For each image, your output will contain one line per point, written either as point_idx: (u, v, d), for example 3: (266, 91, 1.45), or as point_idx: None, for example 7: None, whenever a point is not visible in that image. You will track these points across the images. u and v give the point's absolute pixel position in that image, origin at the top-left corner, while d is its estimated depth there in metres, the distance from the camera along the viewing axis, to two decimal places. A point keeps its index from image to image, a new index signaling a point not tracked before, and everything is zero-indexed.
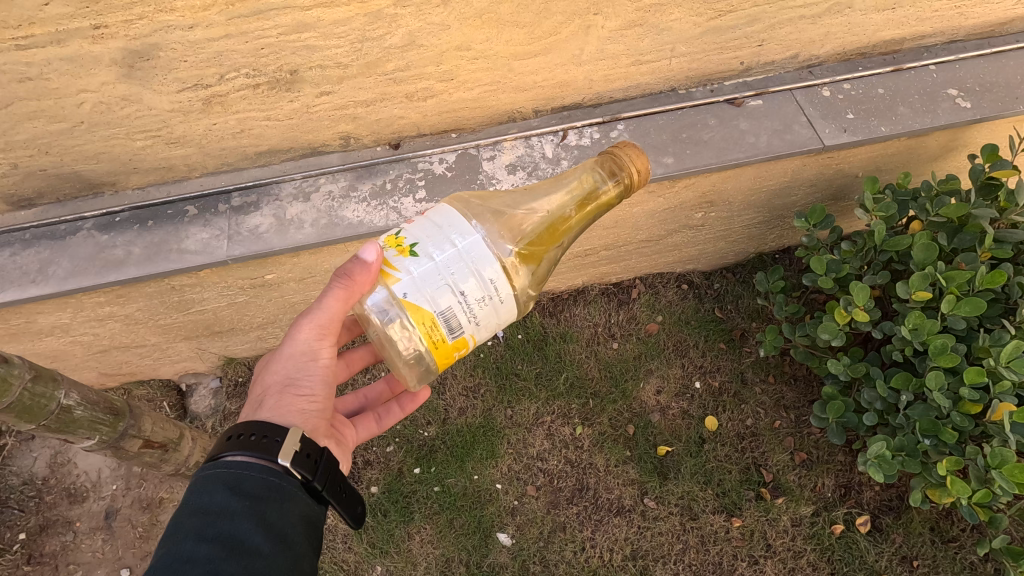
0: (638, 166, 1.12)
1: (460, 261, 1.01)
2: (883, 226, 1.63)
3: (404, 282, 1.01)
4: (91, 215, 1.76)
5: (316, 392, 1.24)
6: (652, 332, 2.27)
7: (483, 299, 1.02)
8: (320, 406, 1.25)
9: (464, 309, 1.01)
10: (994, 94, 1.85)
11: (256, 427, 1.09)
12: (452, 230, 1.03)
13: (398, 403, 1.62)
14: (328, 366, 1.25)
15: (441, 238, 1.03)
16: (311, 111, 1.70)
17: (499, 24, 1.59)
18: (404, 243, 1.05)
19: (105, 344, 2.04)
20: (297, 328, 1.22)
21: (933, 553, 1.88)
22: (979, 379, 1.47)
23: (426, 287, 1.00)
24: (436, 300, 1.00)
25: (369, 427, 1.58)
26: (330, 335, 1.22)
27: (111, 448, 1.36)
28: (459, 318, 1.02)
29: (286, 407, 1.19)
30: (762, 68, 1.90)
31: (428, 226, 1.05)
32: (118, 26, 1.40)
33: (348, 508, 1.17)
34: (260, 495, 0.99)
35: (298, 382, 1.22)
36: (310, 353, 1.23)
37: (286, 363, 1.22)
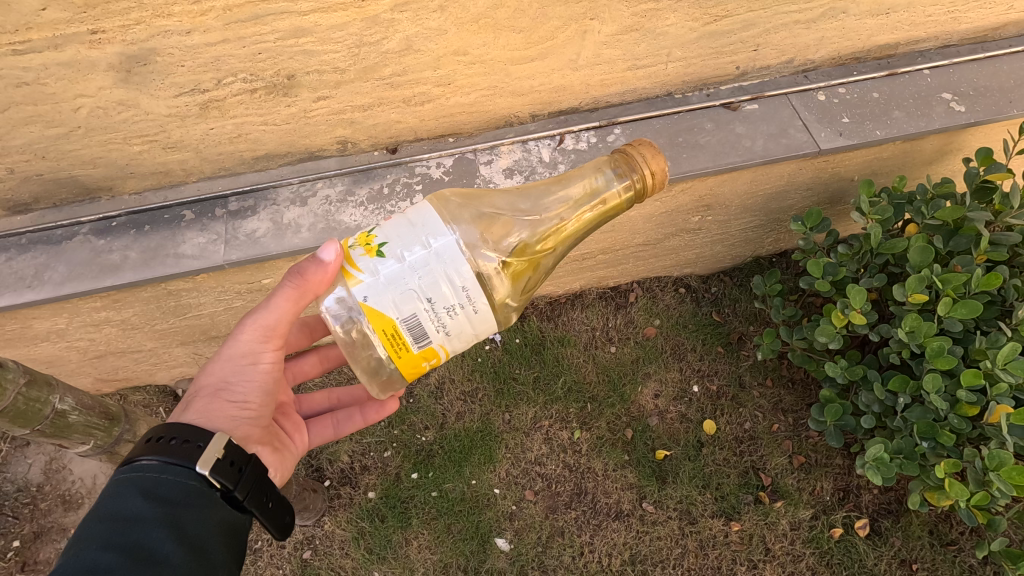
0: (653, 169, 1.08)
1: (428, 267, 0.98)
2: (879, 229, 1.63)
3: (368, 288, 0.99)
4: (87, 220, 1.76)
5: (251, 398, 1.21)
6: (650, 336, 2.27)
7: (453, 309, 1.00)
8: (254, 413, 1.23)
9: (432, 318, 1.00)
10: (988, 98, 1.86)
11: (179, 431, 1.06)
12: (424, 231, 1.01)
13: (359, 411, 1.62)
14: (267, 371, 1.24)
15: (411, 240, 1.00)
16: (309, 115, 1.70)
17: (495, 29, 1.59)
18: (374, 244, 1.02)
19: (101, 349, 2.03)
20: (239, 328, 1.20)
21: (932, 556, 1.88)
22: (976, 382, 1.47)
23: (390, 293, 0.98)
24: (399, 307, 0.99)
25: (323, 433, 1.60)
26: (273, 338, 1.21)
27: (105, 454, 1.35)
28: (424, 326, 1.00)
29: (217, 412, 1.16)
30: (758, 73, 1.91)
31: (402, 227, 1.03)
32: (116, 31, 1.40)
33: (275, 518, 1.15)
34: (176, 502, 0.97)
35: (233, 386, 1.19)
36: (250, 356, 1.21)
37: (223, 365, 1.20)
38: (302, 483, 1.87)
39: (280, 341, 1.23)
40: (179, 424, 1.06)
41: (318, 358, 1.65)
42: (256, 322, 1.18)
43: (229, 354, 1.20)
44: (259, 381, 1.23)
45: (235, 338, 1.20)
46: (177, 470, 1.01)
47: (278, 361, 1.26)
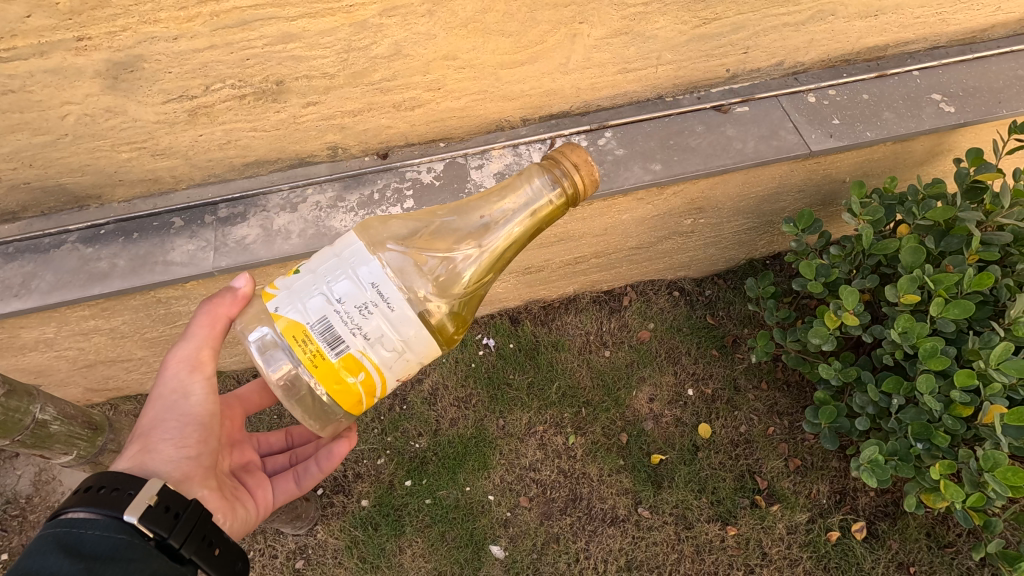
0: (581, 174, 1.05)
1: (335, 271, 0.99)
2: (871, 229, 1.63)
3: (278, 296, 1.00)
4: (75, 228, 1.74)
5: (186, 437, 1.19)
6: (644, 339, 2.26)
7: (365, 308, 0.97)
8: (194, 452, 1.19)
9: (344, 321, 0.96)
10: (977, 99, 1.87)
11: (108, 479, 1.00)
12: (335, 244, 1.03)
13: (314, 462, 1.51)
14: (201, 404, 1.22)
15: (322, 253, 1.03)
16: (298, 121, 1.70)
17: (485, 34, 1.59)
18: (293, 267, 1.05)
19: (91, 358, 2.02)
20: (164, 367, 1.22)
21: (929, 559, 1.87)
22: (970, 382, 1.46)
23: (299, 301, 0.99)
24: (307, 312, 0.97)
25: (287, 488, 1.49)
26: (199, 368, 1.21)
27: (89, 464, 1.33)
28: (336, 330, 0.96)
29: (151, 452, 1.14)
30: (748, 75, 1.91)
31: (317, 256, 1.03)
32: (102, 38, 1.39)
33: (223, 566, 1.06)
34: (101, 554, 0.89)
35: (166, 424, 1.18)
36: (180, 390, 1.20)
37: (155, 405, 1.19)
38: (294, 491, 1.84)
39: (207, 369, 1.23)
40: (106, 474, 1.01)
41: (285, 431, 1.66)
42: (176, 358, 1.21)
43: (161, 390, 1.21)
44: (194, 417, 1.21)
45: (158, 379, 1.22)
46: (104, 522, 0.94)
47: (212, 389, 1.24)
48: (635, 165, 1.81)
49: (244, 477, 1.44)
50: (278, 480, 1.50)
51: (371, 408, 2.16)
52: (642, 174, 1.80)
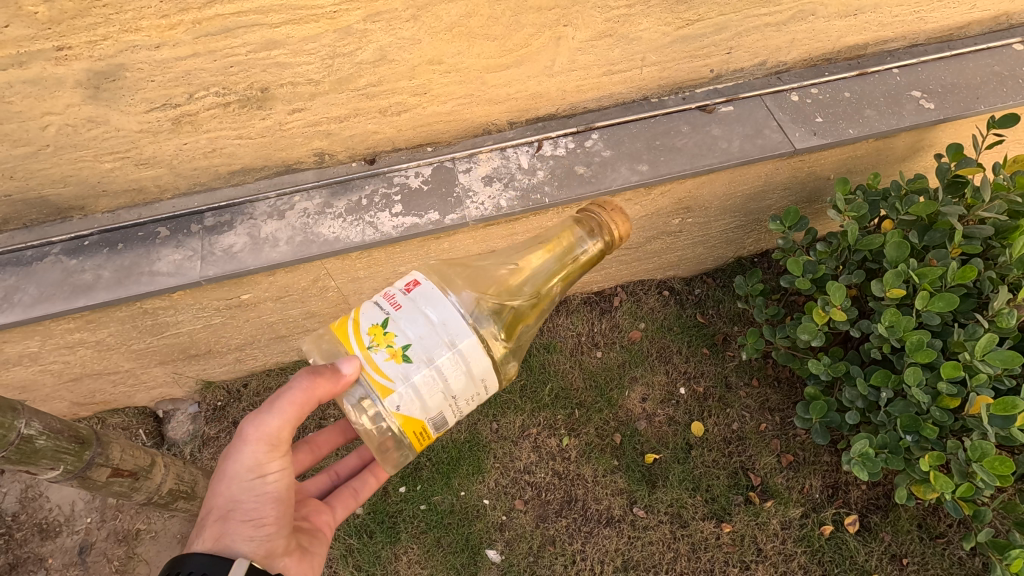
0: (619, 224, 1.18)
1: (456, 371, 1.03)
2: (855, 225, 1.65)
3: (397, 394, 1.00)
4: (58, 240, 1.72)
5: (264, 516, 1.21)
6: (635, 339, 2.27)
7: (473, 398, 1.07)
8: (274, 528, 1.22)
9: (454, 410, 1.07)
10: (956, 95, 1.90)
11: (192, 563, 1.10)
12: (447, 333, 1.02)
13: (370, 472, 1.58)
14: (275, 481, 1.23)
15: (434, 343, 1.01)
16: (284, 128, 1.69)
17: (470, 38, 1.60)
18: (395, 348, 1.01)
19: (77, 372, 1.99)
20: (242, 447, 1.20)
21: (921, 550, 1.88)
22: (956, 374, 1.48)
23: (421, 402, 1.02)
24: (426, 410, 1.03)
25: (347, 504, 1.55)
26: (277, 449, 1.21)
27: (76, 480, 1.22)
28: (445, 417, 1.07)
29: (233, 536, 1.16)
30: (732, 75, 1.93)
31: (432, 346, 1.01)
32: (82, 47, 1.38)
33: None
34: None
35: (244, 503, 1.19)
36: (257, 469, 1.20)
37: (230, 484, 1.19)
38: None
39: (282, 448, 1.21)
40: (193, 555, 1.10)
41: (310, 445, 1.61)
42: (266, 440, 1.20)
43: (233, 467, 1.20)
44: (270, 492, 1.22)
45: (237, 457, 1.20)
46: None
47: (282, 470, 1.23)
48: (622, 167, 1.82)
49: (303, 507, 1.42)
50: (336, 500, 1.54)
51: None
52: (629, 174, 1.81)
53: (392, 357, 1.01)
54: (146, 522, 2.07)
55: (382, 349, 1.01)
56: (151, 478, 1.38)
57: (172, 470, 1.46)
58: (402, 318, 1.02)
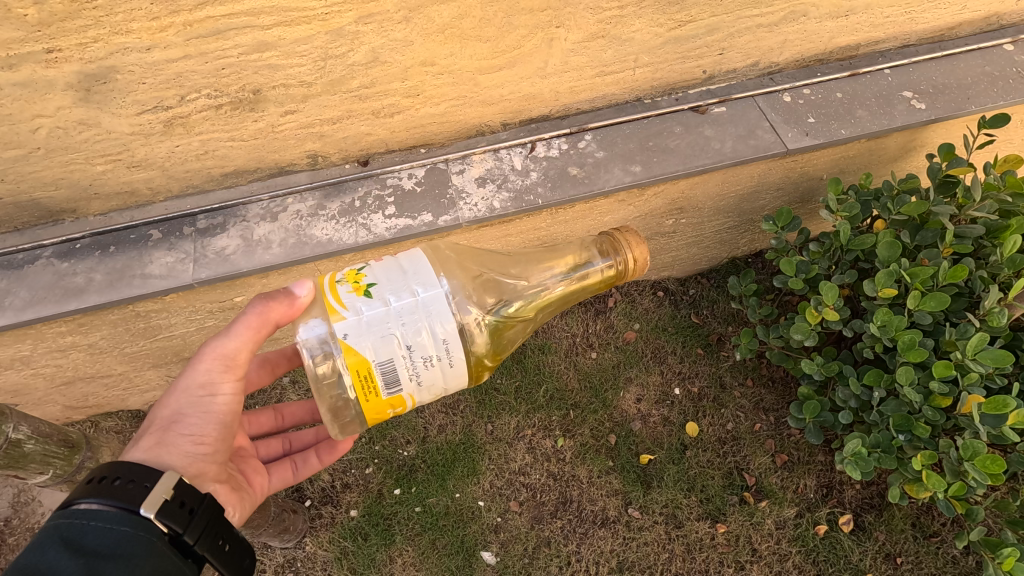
0: (638, 256, 1.24)
1: (415, 320, 1.03)
2: (848, 225, 1.65)
3: (348, 322, 1.03)
4: (50, 243, 1.71)
5: (205, 434, 1.19)
6: (630, 340, 2.27)
7: (429, 361, 1.04)
8: (210, 450, 1.20)
9: (406, 365, 1.04)
10: (947, 95, 1.91)
11: (125, 470, 1.02)
12: (414, 281, 1.06)
13: (315, 453, 1.60)
14: (224, 403, 1.21)
15: (399, 288, 1.06)
16: (277, 130, 1.69)
17: (462, 39, 1.60)
18: (362, 286, 1.07)
19: (69, 375, 1.98)
20: (196, 360, 1.20)
21: (915, 549, 1.89)
22: (948, 373, 1.48)
23: (372, 339, 1.02)
24: (374, 349, 1.02)
25: (284, 474, 1.55)
26: (232, 371, 1.20)
27: (65, 483, 1.21)
28: (396, 372, 1.04)
29: (169, 447, 1.13)
30: (724, 76, 1.93)
31: (397, 291, 1.06)
32: (72, 49, 1.37)
33: (235, 564, 1.10)
34: (103, 552, 0.92)
35: (188, 417, 1.17)
36: (207, 387, 1.19)
37: (179, 397, 1.18)
38: (281, 504, 1.82)
39: (239, 375, 1.22)
40: (124, 462, 1.03)
41: (276, 412, 1.70)
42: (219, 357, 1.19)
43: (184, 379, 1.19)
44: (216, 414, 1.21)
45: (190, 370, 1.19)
46: (117, 514, 0.96)
47: (236, 395, 1.24)
48: (615, 168, 1.83)
49: (243, 462, 1.43)
50: (274, 468, 1.54)
51: None
52: (622, 175, 1.81)
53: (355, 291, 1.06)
54: None
55: (351, 285, 1.08)
56: None
57: None
58: (378, 269, 1.10)
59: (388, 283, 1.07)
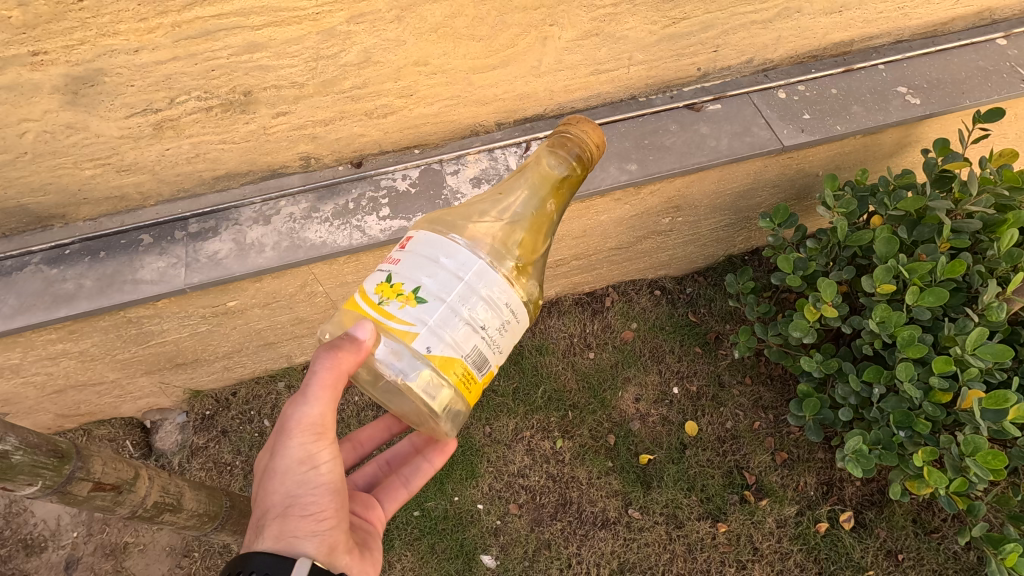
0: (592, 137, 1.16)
1: (476, 299, 1.03)
2: (845, 221, 1.65)
3: (422, 334, 1.01)
4: (39, 249, 1.68)
5: (323, 510, 1.14)
6: (627, 339, 2.26)
7: (503, 327, 1.06)
8: (333, 522, 1.15)
9: (488, 344, 1.05)
10: (942, 90, 1.90)
11: (256, 564, 1.05)
12: (452, 264, 1.04)
13: (423, 458, 1.55)
14: (329, 472, 1.15)
15: (445, 277, 1.03)
16: (269, 132, 1.67)
17: (455, 38, 1.58)
18: (406, 292, 1.03)
19: (60, 383, 1.95)
20: (285, 437, 1.13)
21: (917, 545, 1.88)
22: (947, 368, 1.47)
23: (453, 336, 1.01)
24: (459, 345, 1.02)
25: (397, 497, 1.53)
26: (322, 433, 1.13)
27: (55, 495, 1.08)
28: (484, 354, 1.05)
29: (295, 533, 1.11)
30: (719, 74, 1.93)
31: (441, 281, 1.03)
32: (59, 52, 1.35)
33: None
34: None
35: (303, 497, 1.13)
36: (307, 459, 1.13)
37: (284, 481, 1.12)
38: None
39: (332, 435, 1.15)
40: (254, 556, 1.06)
41: (352, 442, 1.66)
42: (303, 420, 1.12)
43: (280, 466, 1.13)
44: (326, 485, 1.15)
45: (281, 446, 1.13)
46: None
47: (337, 457, 1.17)
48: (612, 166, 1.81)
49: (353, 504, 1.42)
50: (383, 496, 1.52)
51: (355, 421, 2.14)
52: (618, 174, 1.80)
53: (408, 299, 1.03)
54: (135, 535, 2.03)
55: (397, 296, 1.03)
56: (136, 491, 1.23)
57: (158, 482, 1.31)
58: (409, 267, 1.06)
59: (433, 275, 1.04)
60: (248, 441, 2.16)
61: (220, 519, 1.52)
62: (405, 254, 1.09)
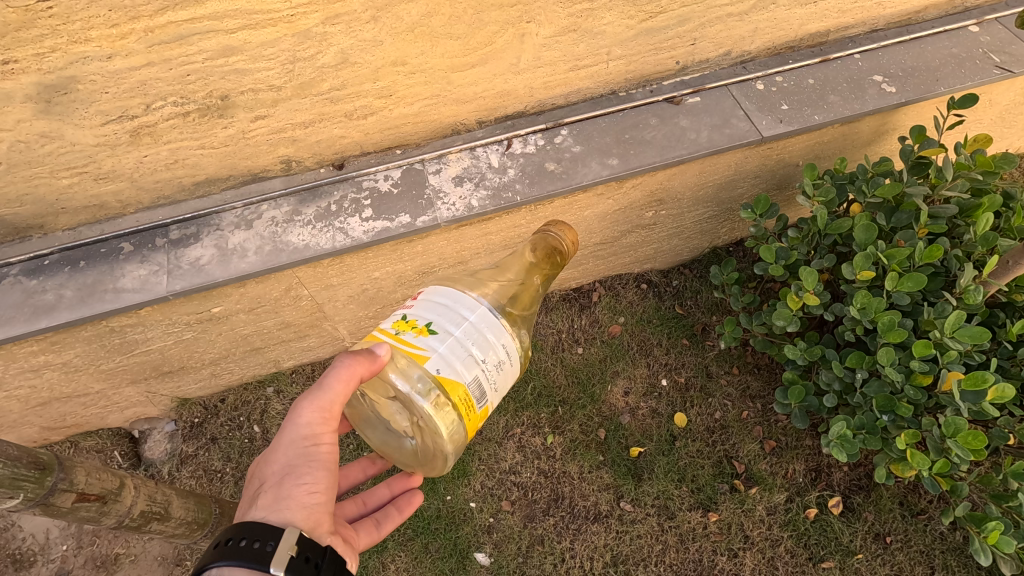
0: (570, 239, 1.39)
1: (479, 336, 1.08)
2: (825, 210, 1.66)
3: (433, 358, 1.04)
4: (17, 260, 1.67)
5: (318, 483, 1.17)
6: (615, 333, 2.27)
7: (501, 366, 1.10)
8: (325, 498, 1.18)
9: (487, 378, 1.08)
10: (917, 77, 1.92)
11: (247, 530, 1.06)
12: (461, 306, 1.10)
13: (393, 505, 1.57)
14: (328, 450, 1.20)
15: (453, 315, 1.09)
16: (248, 136, 1.66)
17: (432, 37, 1.58)
18: (419, 324, 1.09)
19: (45, 396, 1.93)
20: (297, 411, 1.18)
21: (904, 527, 1.91)
22: (927, 352, 1.49)
23: (462, 365, 1.05)
24: (464, 373, 1.04)
25: (368, 533, 1.52)
26: (331, 418, 1.19)
27: (38, 508, 1.07)
28: (483, 387, 1.07)
29: (286, 500, 1.13)
30: (698, 67, 1.94)
31: (450, 317, 1.09)
32: (29, 60, 1.33)
33: None
34: None
35: (299, 469, 1.16)
36: (311, 437, 1.18)
37: (286, 451, 1.18)
38: None
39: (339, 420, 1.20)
40: (246, 523, 1.06)
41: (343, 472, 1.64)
42: (314, 404, 1.17)
43: (287, 439, 1.18)
44: (323, 464, 1.19)
45: (292, 419, 1.18)
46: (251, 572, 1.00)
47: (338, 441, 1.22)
48: (593, 161, 1.83)
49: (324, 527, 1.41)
50: (359, 525, 1.52)
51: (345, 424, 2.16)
52: (599, 169, 1.81)
53: (421, 334, 1.07)
54: (126, 546, 2.01)
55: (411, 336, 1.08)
56: (122, 501, 1.22)
57: (144, 491, 1.30)
58: (423, 313, 1.12)
59: (445, 318, 1.10)
60: (238, 447, 2.15)
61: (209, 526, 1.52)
62: (420, 299, 1.16)
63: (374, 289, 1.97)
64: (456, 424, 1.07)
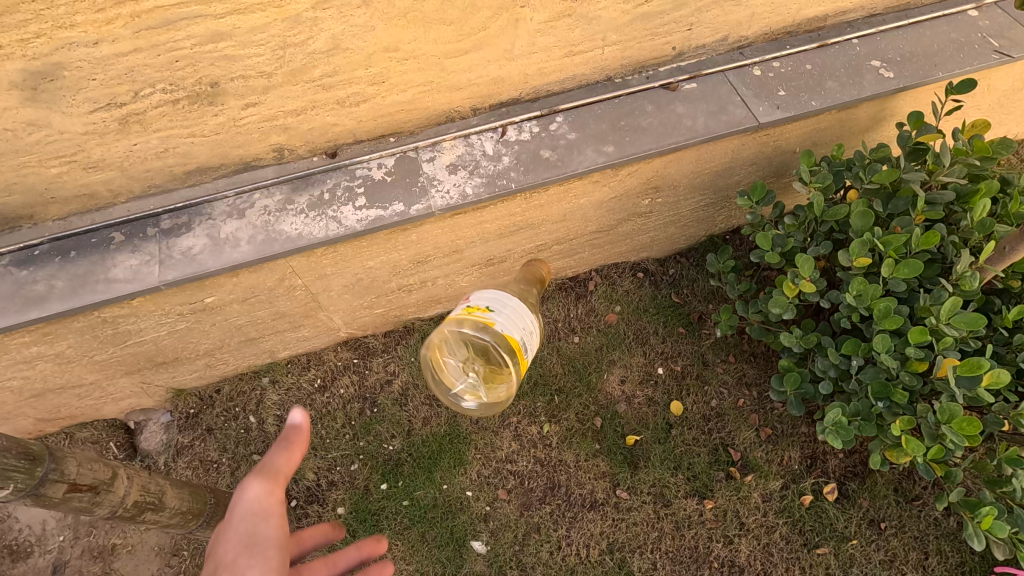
0: None
1: (520, 309, 1.34)
2: (821, 197, 1.65)
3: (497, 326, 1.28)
4: (7, 250, 1.65)
5: (265, 538, 1.07)
6: (612, 322, 2.27)
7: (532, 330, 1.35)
8: (274, 555, 1.06)
9: (530, 338, 1.34)
10: (915, 62, 1.90)
11: None
12: (502, 297, 1.35)
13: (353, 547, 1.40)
14: (273, 506, 1.11)
15: (500, 302, 1.34)
16: (239, 124, 1.63)
17: (425, 23, 1.55)
18: (477, 308, 1.31)
19: (38, 387, 1.92)
20: (236, 497, 1.09)
21: (899, 514, 1.92)
22: (923, 339, 1.49)
23: (514, 325, 1.30)
24: (521, 334, 1.30)
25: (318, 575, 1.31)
26: (279, 487, 1.13)
27: (29, 498, 1.06)
28: (529, 343, 1.33)
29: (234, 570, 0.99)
30: (694, 52, 1.92)
31: (497, 298, 1.35)
32: (13, 46, 1.31)
33: None
34: None
35: (245, 541, 1.05)
36: (257, 515, 1.08)
37: (227, 538, 1.05)
38: None
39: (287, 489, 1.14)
40: None
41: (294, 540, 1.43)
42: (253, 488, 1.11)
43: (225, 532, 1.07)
44: (272, 523, 1.09)
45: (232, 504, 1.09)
46: None
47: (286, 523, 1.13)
48: (588, 149, 1.81)
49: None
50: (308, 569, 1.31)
51: (341, 414, 2.15)
52: (595, 156, 1.80)
53: (477, 304, 1.31)
54: (122, 536, 2.02)
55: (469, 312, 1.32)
56: (115, 491, 1.21)
57: (137, 481, 1.29)
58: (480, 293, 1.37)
59: (505, 299, 1.34)
60: (234, 438, 2.15)
61: (204, 515, 1.54)
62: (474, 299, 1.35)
63: (369, 279, 1.96)
64: (501, 367, 1.39)
